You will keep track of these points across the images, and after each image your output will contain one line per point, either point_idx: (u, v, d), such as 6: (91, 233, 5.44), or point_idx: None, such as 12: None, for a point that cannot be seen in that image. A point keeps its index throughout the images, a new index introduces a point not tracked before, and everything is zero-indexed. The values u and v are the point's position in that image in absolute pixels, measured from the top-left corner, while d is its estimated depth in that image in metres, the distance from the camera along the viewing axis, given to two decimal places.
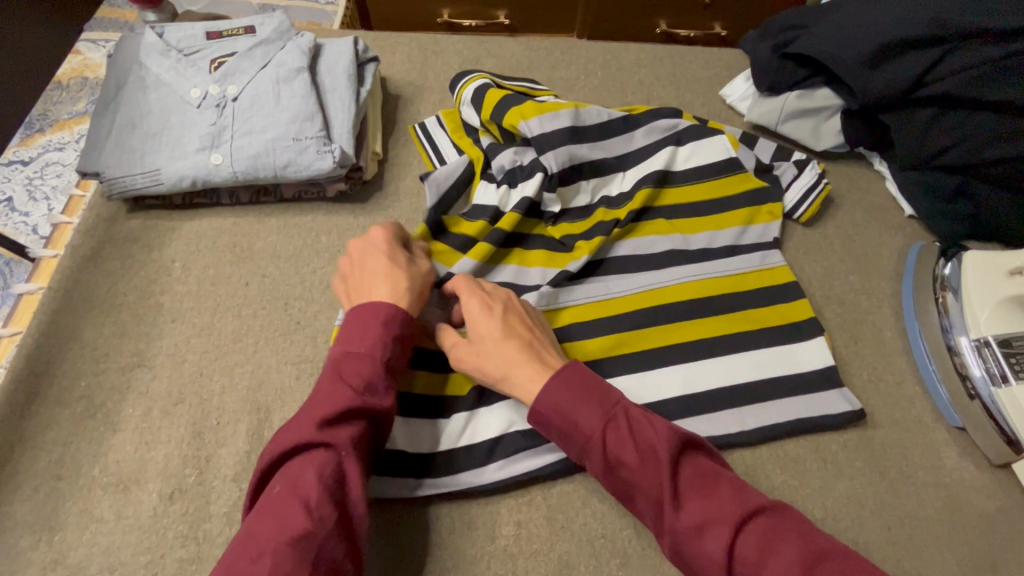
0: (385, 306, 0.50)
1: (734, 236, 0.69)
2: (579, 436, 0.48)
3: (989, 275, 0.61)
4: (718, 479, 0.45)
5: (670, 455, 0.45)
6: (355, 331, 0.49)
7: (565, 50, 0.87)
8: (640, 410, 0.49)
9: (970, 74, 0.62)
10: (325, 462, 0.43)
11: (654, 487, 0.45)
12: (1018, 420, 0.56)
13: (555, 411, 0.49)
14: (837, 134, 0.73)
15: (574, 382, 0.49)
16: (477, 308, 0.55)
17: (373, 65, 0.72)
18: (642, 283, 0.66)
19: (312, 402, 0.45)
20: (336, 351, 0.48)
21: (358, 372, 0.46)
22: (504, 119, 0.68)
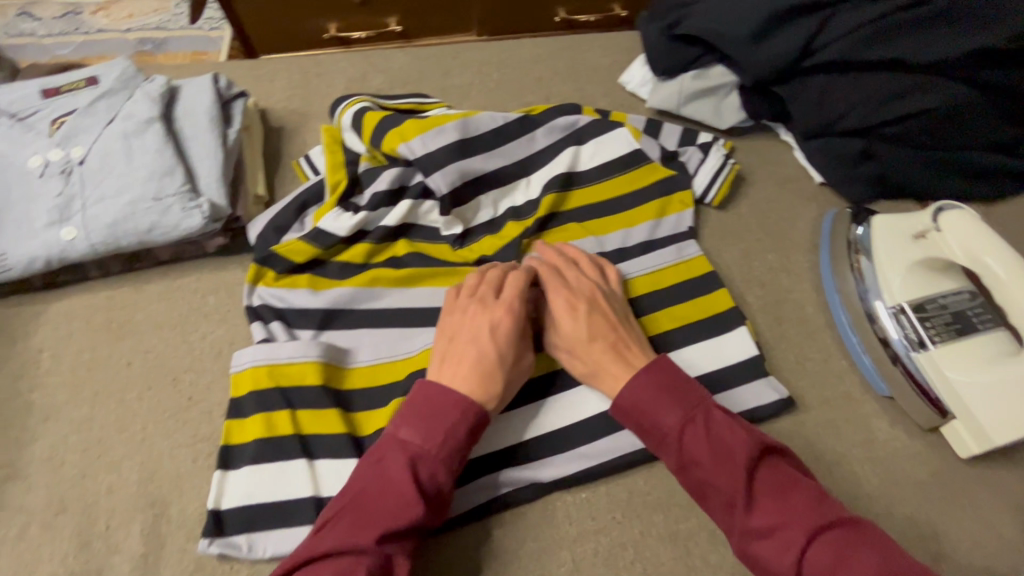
0: (476, 408, 0.49)
1: (647, 232, 0.67)
2: (656, 431, 0.49)
3: (897, 240, 0.59)
4: (797, 487, 0.44)
5: (748, 458, 0.45)
6: (435, 419, 0.48)
7: (456, 55, 0.83)
8: (723, 414, 0.48)
9: (857, 36, 0.61)
10: (377, 565, 0.42)
11: (724, 485, 0.45)
12: (940, 385, 0.54)
13: (636, 406, 0.50)
14: (739, 109, 0.71)
15: (657, 381, 0.50)
16: (564, 308, 0.55)
17: (241, 101, 0.67)
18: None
19: (382, 494, 0.44)
20: (415, 442, 0.47)
21: (432, 479, 0.46)
22: (383, 144, 0.64)
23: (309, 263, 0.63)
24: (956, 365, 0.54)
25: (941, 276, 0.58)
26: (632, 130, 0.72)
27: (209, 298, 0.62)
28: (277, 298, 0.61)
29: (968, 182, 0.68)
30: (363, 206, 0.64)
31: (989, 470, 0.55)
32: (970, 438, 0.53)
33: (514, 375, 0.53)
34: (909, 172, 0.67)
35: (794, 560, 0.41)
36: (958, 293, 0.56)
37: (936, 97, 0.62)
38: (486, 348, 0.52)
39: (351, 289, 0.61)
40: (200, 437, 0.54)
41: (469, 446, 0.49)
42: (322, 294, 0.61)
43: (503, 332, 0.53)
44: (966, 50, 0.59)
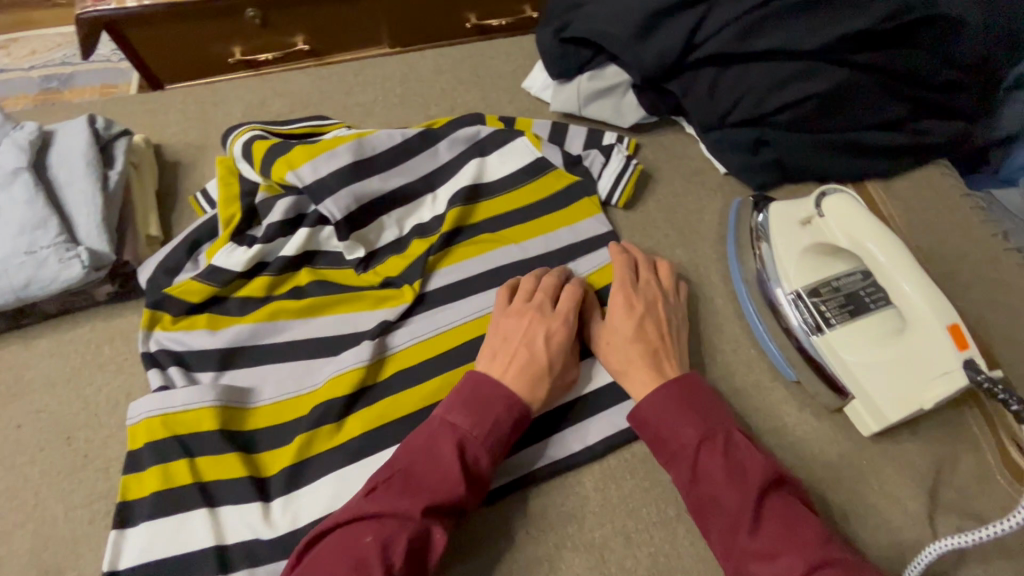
0: (522, 405, 0.51)
1: (553, 242, 0.66)
2: (671, 443, 0.50)
3: (785, 226, 0.60)
4: (805, 519, 0.45)
5: (762, 482, 0.46)
6: (486, 405, 0.50)
7: (358, 72, 0.81)
8: (743, 437, 0.50)
9: (731, 31, 0.63)
10: (418, 533, 0.44)
11: (731, 505, 0.46)
12: (838, 367, 0.55)
13: (656, 419, 0.51)
14: (637, 107, 0.72)
15: (684, 395, 0.51)
16: (620, 306, 0.58)
17: (124, 140, 0.65)
18: (472, 309, 0.61)
19: (432, 468, 0.47)
20: (466, 425, 0.49)
21: (475, 462, 0.48)
22: (272, 172, 0.62)
23: (207, 302, 0.61)
24: (849, 347, 0.54)
25: (834, 258, 0.58)
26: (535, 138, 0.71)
27: (104, 348, 0.60)
28: (174, 341, 0.59)
29: (864, 160, 0.69)
30: (258, 238, 0.62)
31: (893, 445, 0.56)
32: (870, 418, 0.54)
33: (558, 381, 0.55)
34: (806, 155, 0.68)
35: None
36: (851, 274, 0.57)
37: (822, 82, 0.63)
38: (541, 353, 0.54)
39: (250, 325, 0.60)
40: (97, 496, 0.52)
41: (512, 438, 0.51)
42: (221, 333, 0.59)
43: (555, 331, 0.56)
44: (842, 35, 0.61)
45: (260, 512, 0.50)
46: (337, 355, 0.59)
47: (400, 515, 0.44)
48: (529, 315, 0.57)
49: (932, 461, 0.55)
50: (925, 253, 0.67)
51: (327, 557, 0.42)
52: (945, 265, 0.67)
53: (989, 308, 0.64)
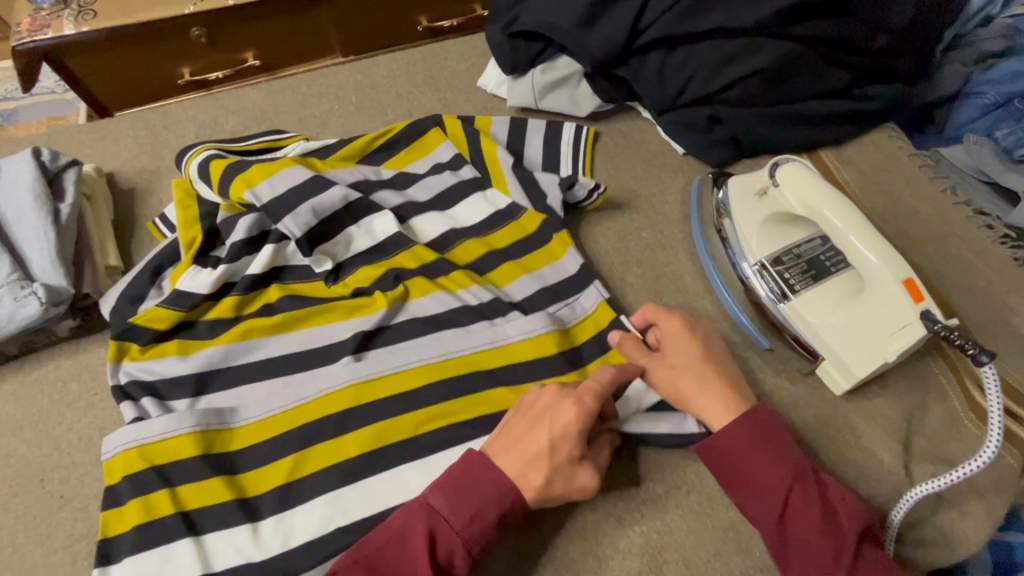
0: (511, 499, 0.46)
1: (538, 282, 0.64)
2: (758, 484, 0.48)
3: (744, 200, 0.62)
4: (893, 571, 0.45)
5: (855, 533, 0.45)
6: (469, 492, 0.46)
7: (311, 83, 0.80)
8: (829, 480, 0.48)
9: (673, 14, 0.64)
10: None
11: (823, 554, 0.45)
12: (806, 331, 0.56)
13: (741, 459, 0.49)
14: (592, 96, 0.73)
15: (768, 435, 0.49)
16: (680, 330, 0.55)
17: (73, 171, 0.63)
18: (461, 343, 0.59)
19: (401, 558, 0.45)
20: (441, 516, 0.46)
21: (447, 556, 0.45)
22: (230, 194, 0.61)
23: (175, 328, 0.60)
24: (815, 310, 0.56)
25: (792, 228, 0.60)
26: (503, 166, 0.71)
27: (71, 385, 0.58)
28: (145, 370, 0.58)
29: (814, 130, 0.71)
30: (223, 258, 0.61)
31: (866, 401, 0.58)
32: (840, 376, 0.55)
33: (564, 469, 0.47)
34: (760, 129, 0.69)
35: None
36: (812, 240, 0.59)
37: (765, 55, 0.64)
38: (549, 435, 0.47)
39: (221, 347, 0.59)
40: (78, 536, 0.51)
41: (494, 535, 0.47)
42: (192, 358, 0.58)
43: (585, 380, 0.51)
44: (777, 9, 0.62)
45: (249, 533, 0.50)
46: (314, 369, 0.58)
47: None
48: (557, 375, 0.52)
49: (903, 412, 0.57)
50: (880, 214, 0.69)
51: None
52: (900, 225, 0.69)
53: (943, 261, 0.66)
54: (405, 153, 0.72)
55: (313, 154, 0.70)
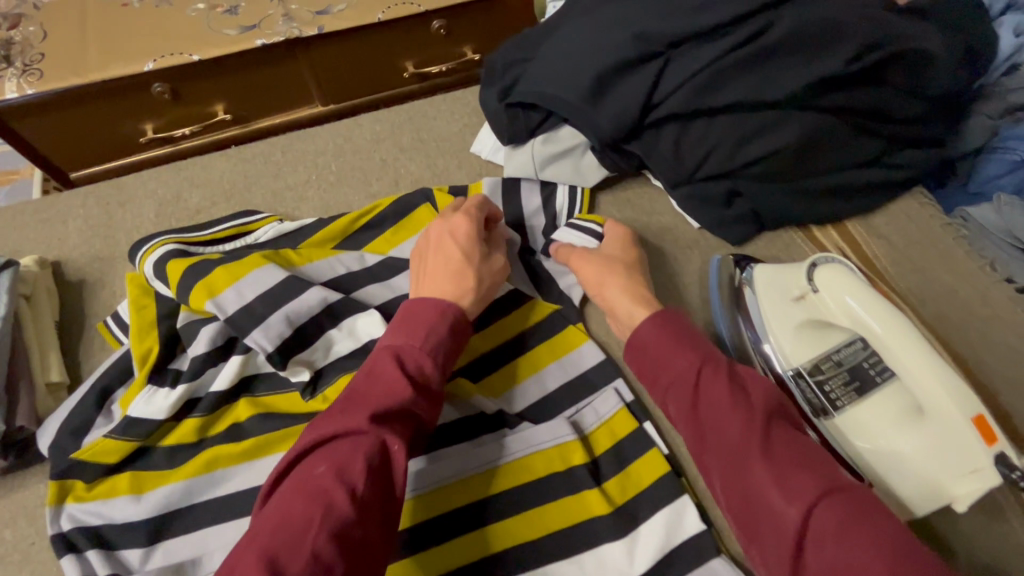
0: (454, 308, 0.51)
1: (539, 388, 0.58)
2: (670, 371, 0.46)
3: (776, 298, 0.55)
4: (809, 448, 0.41)
5: (767, 404, 0.42)
6: (417, 322, 0.49)
7: (286, 148, 0.72)
8: (740, 365, 0.46)
9: (689, 89, 0.58)
10: (374, 448, 0.41)
11: (735, 432, 0.41)
12: (855, 457, 0.49)
13: (654, 348, 0.47)
14: (598, 167, 0.66)
15: (676, 328, 0.48)
16: (614, 236, 0.60)
17: (9, 273, 0.55)
18: (457, 467, 0.52)
19: (373, 385, 0.45)
20: (397, 342, 0.48)
21: (418, 370, 0.46)
22: (189, 300, 0.53)
23: (127, 459, 0.51)
24: (863, 433, 0.49)
25: (829, 329, 0.53)
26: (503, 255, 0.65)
27: (3, 533, 0.49)
28: (91, 514, 0.49)
29: (842, 202, 0.65)
30: (182, 375, 0.54)
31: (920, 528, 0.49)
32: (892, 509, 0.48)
33: (484, 267, 0.55)
34: (782, 206, 0.63)
35: (799, 513, 0.37)
36: (850, 344, 0.51)
37: (792, 130, 0.59)
38: (463, 243, 0.55)
39: (181, 483, 0.50)
40: None
41: (452, 345, 0.50)
42: (147, 499, 0.50)
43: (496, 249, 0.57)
44: (809, 81, 0.57)
45: None
46: None
47: (347, 437, 0.42)
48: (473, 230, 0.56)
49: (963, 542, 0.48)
50: (917, 296, 0.62)
51: (278, 498, 0.40)
52: (936, 308, 0.62)
53: (988, 351, 0.59)
54: (392, 234, 0.63)
55: (287, 238, 0.62)
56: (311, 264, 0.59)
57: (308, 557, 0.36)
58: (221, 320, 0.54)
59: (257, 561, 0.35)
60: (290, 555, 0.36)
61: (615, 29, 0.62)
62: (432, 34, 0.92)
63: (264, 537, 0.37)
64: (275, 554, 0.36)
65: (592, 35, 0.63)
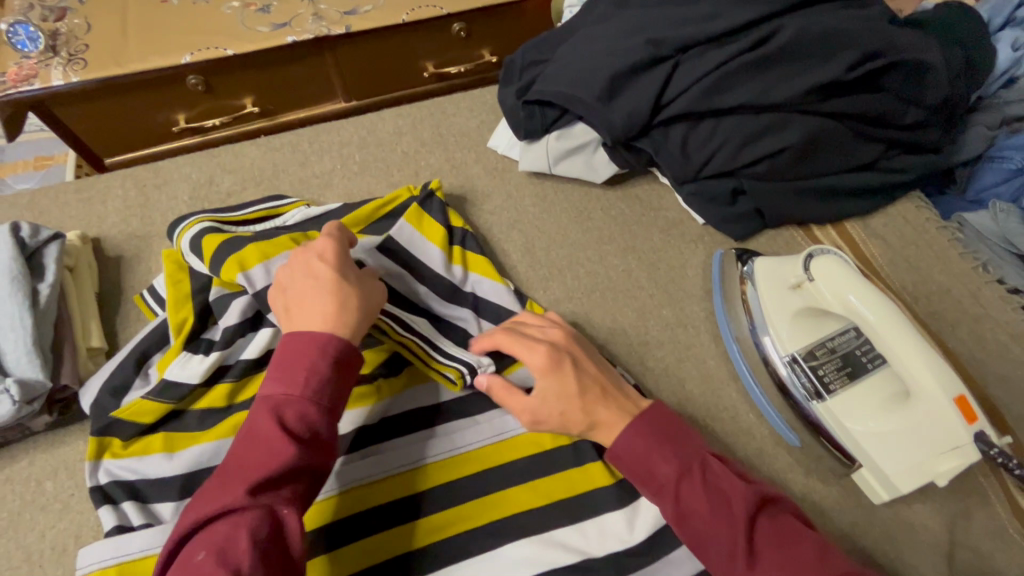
0: (334, 341, 0.47)
1: None
2: (651, 481, 0.45)
3: (775, 289, 0.58)
4: (802, 540, 0.40)
5: (747, 511, 0.41)
6: (297, 365, 0.45)
7: (313, 138, 0.76)
8: (720, 462, 0.45)
9: (696, 91, 0.62)
10: (260, 520, 0.38)
11: (722, 535, 0.41)
12: (844, 436, 0.52)
13: (629, 459, 0.46)
14: (609, 162, 0.69)
15: (649, 432, 0.46)
16: (548, 365, 0.50)
17: (55, 244, 0.59)
18: (402, 458, 0.54)
19: (256, 446, 0.41)
20: (276, 395, 0.44)
21: (302, 422, 0.43)
22: (222, 273, 0.57)
23: (161, 420, 0.55)
24: (852, 415, 0.52)
25: (823, 318, 0.56)
26: (451, 250, 0.64)
27: (46, 484, 0.53)
28: (127, 469, 0.52)
29: (841, 203, 0.68)
30: (215, 344, 0.57)
31: (903, 507, 0.52)
32: (879, 486, 0.51)
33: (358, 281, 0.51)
34: (783, 204, 0.66)
35: None
36: (844, 332, 0.54)
37: (793, 133, 0.62)
38: (327, 264, 0.51)
39: (211, 444, 0.54)
40: None
41: (341, 384, 0.46)
42: (179, 457, 0.53)
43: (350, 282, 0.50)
44: (810, 86, 0.61)
45: None
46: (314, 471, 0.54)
47: (228, 514, 0.38)
48: (318, 272, 0.50)
49: (943, 519, 0.52)
50: (909, 293, 0.65)
51: None
52: (930, 305, 0.65)
53: (978, 346, 0.62)
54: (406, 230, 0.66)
55: (313, 221, 0.66)
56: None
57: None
58: (252, 294, 0.57)
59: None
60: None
61: (630, 35, 0.66)
62: (453, 36, 0.97)
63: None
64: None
65: (608, 39, 0.66)
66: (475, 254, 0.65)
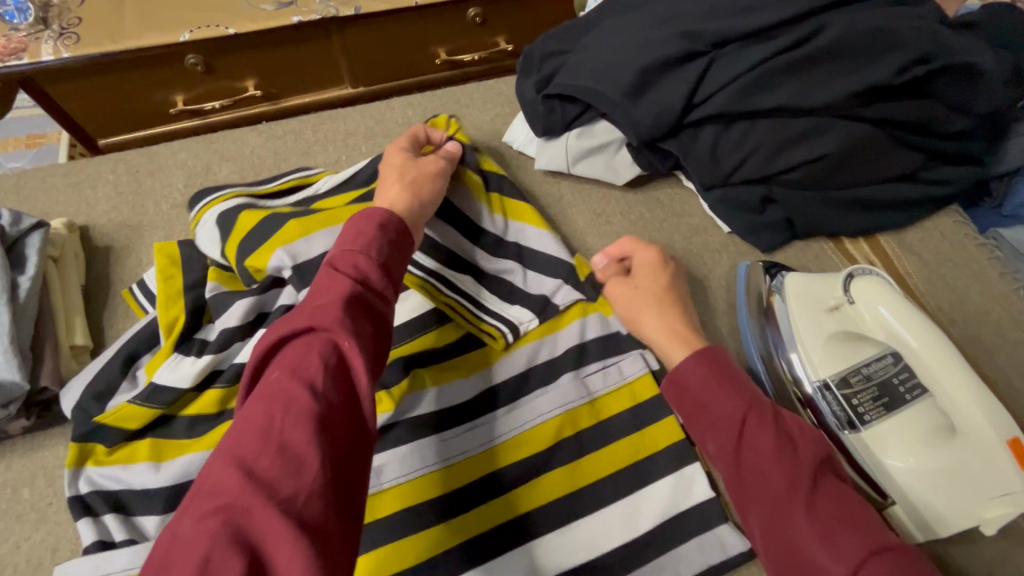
0: (380, 211, 0.47)
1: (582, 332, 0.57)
2: (711, 414, 0.43)
3: (809, 309, 0.54)
4: (859, 508, 0.37)
5: (813, 459, 0.39)
6: (350, 231, 0.46)
7: (317, 126, 0.72)
8: (788, 410, 0.43)
9: (732, 90, 0.58)
10: (328, 346, 0.37)
11: (781, 483, 0.38)
12: (877, 473, 0.48)
13: (687, 402, 0.44)
14: (632, 164, 0.65)
15: (715, 364, 0.45)
16: (648, 260, 0.57)
17: (39, 234, 0.55)
18: (418, 461, 0.50)
19: (316, 290, 0.41)
20: (334, 252, 0.44)
21: (356, 269, 0.43)
22: (249, 257, 0.54)
23: (149, 426, 0.51)
24: (889, 449, 0.48)
25: (859, 342, 0.52)
26: (495, 200, 0.64)
27: (23, 492, 0.50)
28: (110, 479, 0.49)
29: (877, 215, 0.64)
30: (210, 346, 0.53)
31: (939, 548, 0.48)
32: (914, 527, 0.47)
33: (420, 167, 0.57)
34: (815, 216, 0.62)
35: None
36: (882, 359, 0.50)
37: (832, 139, 0.58)
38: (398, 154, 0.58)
39: (200, 454, 0.50)
40: None
41: (396, 245, 0.47)
42: (166, 469, 0.49)
43: (417, 166, 0.57)
44: (855, 89, 0.57)
45: None
46: None
47: (298, 338, 0.38)
48: (399, 159, 0.58)
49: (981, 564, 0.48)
50: (947, 312, 0.61)
51: (242, 408, 0.36)
52: (970, 328, 0.60)
53: None
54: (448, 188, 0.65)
55: (342, 186, 0.62)
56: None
57: (275, 450, 0.32)
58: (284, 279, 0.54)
59: (222, 469, 0.31)
60: (256, 451, 0.32)
61: (661, 27, 0.61)
62: (467, 21, 0.92)
63: (230, 444, 0.33)
64: (239, 454, 0.32)
65: (639, 30, 0.62)
66: (515, 201, 0.64)
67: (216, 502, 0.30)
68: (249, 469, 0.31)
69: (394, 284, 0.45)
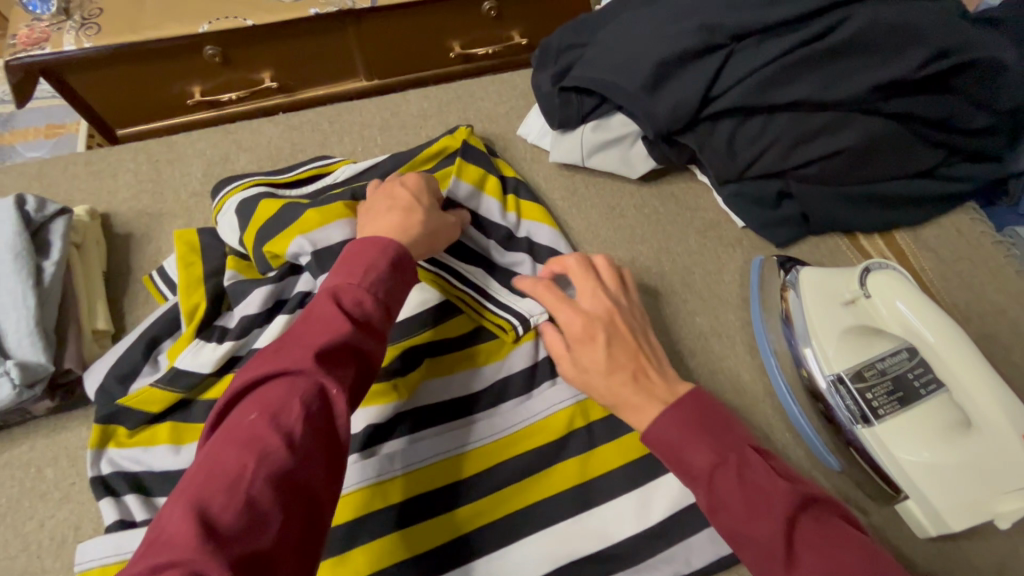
0: (395, 244, 0.47)
1: None
2: (685, 470, 0.42)
3: (825, 303, 0.54)
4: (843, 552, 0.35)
5: (787, 510, 0.37)
6: (355, 261, 0.45)
7: (334, 118, 0.73)
8: (761, 456, 0.41)
9: (750, 84, 0.58)
10: (312, 392, 0.36)
11: (760, 541, 0.37)
12: (890, 466, 0.49)
13: (665, 447, 0.43)
14: (647, 158, 0.66)
15: (692, 418, 0.43)
16: (579, 333, 0.49)
17: (62, 220, 0.57)
18: (438, 447, 0.51)
19: (310, 323, 0.40)
20: (337, 283, 0.43)
21: (358, 308, 0.42)
22: (266, 245, 0.54)
23: (170, 409, 0.52)
24: (900, 444, 0.49)
25: (874, 337, 0.52)
26: (506, 199, 0.64)
27: (46, 472, 0.51)
28: (132, 461, 0.50)
29: (892, 211, 0.64)
30: (229, 333, 0.54)
31: (951, 543, 0.48)
32: (925, 520, 0.47)
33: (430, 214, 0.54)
34: (831, 212, 0.62)
35: None
36: (896, 353, 0.50)
37: (850, 134, 0.58)
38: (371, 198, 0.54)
39: None
40: None
41: (398, 281, 0.46)
42: (186, 452, 0.50)
43: (382, 213, 0.52)
44: (876, 84, 0.56)
45: None
46: None
47: (283, 377, 0.36)
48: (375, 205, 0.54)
49: (992, 559, 0.48)
50: (963, 309, 0.61)
51: (209, 444, 0.34)
52: (985, 326, 0.60)
53: None
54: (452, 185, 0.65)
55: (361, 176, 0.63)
56: (342, 218, 0.55)
57: (241, 506, 0.31)
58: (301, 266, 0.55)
59: (181, 516, 0.30)
60: (222, 503, 0.31)
61: (680, 19, 0.61)
62: (482, 14, 0.92)
63: (193, 490, 0.32)
64: (202, 504, 0.30)
65: (657, 23, 0.62)
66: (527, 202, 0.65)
67: (169, 556, 0.28)
68: (213, 523, 0.30)
69: (391, 322, 0.44)
